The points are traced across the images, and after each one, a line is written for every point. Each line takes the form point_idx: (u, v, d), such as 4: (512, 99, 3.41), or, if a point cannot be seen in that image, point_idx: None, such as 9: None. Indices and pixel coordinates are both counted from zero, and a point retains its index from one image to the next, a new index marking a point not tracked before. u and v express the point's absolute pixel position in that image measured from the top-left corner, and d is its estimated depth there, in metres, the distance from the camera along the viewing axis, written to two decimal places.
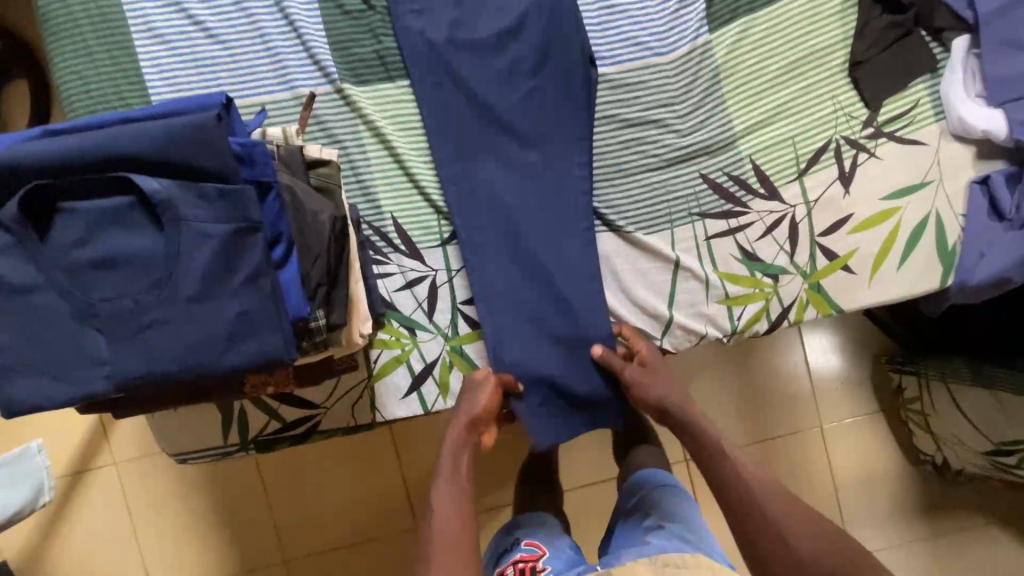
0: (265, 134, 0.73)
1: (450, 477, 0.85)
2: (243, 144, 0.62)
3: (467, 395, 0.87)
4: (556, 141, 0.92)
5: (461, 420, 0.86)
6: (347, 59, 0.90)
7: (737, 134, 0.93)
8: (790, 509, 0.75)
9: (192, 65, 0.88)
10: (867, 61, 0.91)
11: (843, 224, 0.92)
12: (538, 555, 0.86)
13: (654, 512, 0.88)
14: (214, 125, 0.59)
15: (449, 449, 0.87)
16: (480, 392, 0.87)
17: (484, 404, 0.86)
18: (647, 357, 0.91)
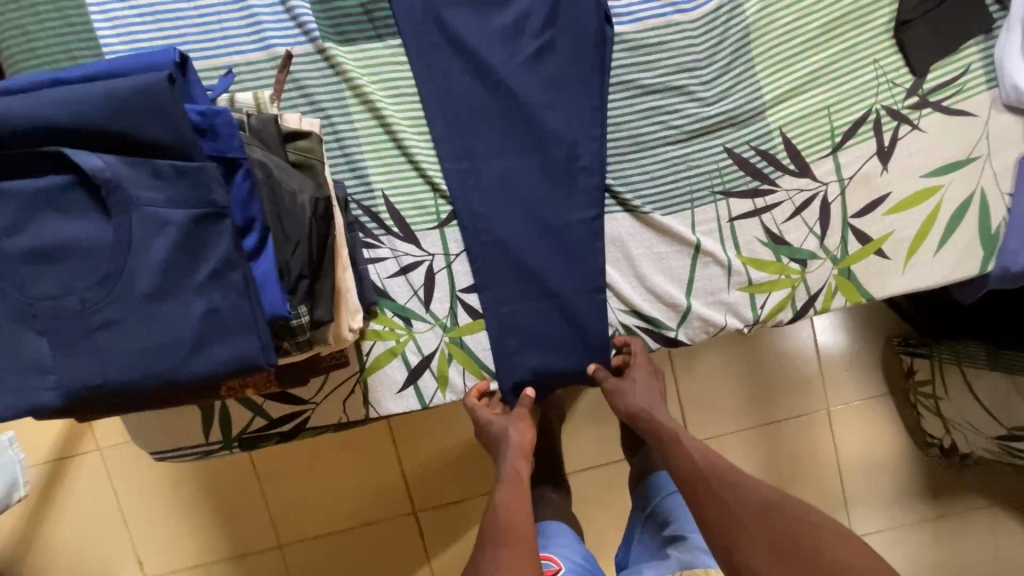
0: (233, 101, 0.64)
1: (511, 484, 0.76)
2: (202, 113, 0.53)
3: (502, 420, 0.84)
4: (565, 110, 0.82)
5: (507, 445, 0.82)
6: (330, 14, 0.80)
7: (767, 103, 0.83)
8: (762, 502, 0.67)
9: (152, 21, 0.78)
10: (916, 20, 0.82)
11: (878, 205, 0.84)
12: (554, 570, 0.81)
13: (673, 520, 0.86)
14: (166, 89, 0.49)
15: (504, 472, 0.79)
16: (526, 423, 0.84)
17: (525, 427, 0.84)
18: (641, 366, 0.87)
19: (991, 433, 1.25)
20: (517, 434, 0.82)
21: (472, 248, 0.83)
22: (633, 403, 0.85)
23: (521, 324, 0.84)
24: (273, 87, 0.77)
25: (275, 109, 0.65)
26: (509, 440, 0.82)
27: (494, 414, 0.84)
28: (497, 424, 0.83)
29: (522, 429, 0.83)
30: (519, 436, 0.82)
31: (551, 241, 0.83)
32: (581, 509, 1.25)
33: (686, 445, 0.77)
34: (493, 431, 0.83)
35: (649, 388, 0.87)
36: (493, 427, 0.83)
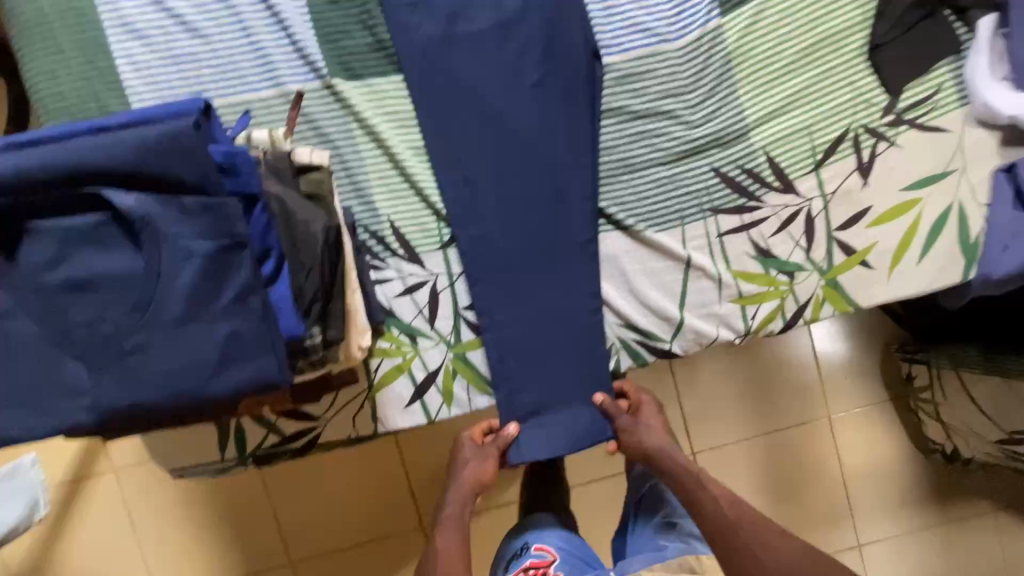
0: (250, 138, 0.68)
1: (450, 528, 0.89)
2: (225, 154, 0.57)
3: (473, 456, 0.91)
4: (558, 137, 0.87)
5: (464, 481, 0.91)
6: (337, 53, 0.85)
7: (751, 124, 0.88)
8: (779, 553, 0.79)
9: (174, 67, 0.85)
10: (887, 44, 0.86)
11: (861, 218, 0.88)
12: (549, 560, 0.90)
13: (664, 509, 0.97)
14: (192, 134, 0.53)
15: (450, 509, 0.91)
16: (483, 459, 0.90)
17: (489, 465, 0.90)
18: (647, 406, 0.95)
19: (991, 436, 1.25)
20: (478, 473, 0.91)
21: (474, 268, 0.88)
22: (649, 444, 0.90)
23: (522, 340, 0.89)
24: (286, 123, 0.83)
25: (288, 144, 0.69)
26: (465, 477, 0.91)
27: (471, 449, 0.92)
28: (467, 456, 0.92)
29: (486, 467, 0.90)
30: (480, 475, 0.91)
31: (548, 260, 0.88)
32: (586, 518, 1.28)
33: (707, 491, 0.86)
34: (458, 462, 0.93)
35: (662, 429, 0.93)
36: (461, 459, 0.93)
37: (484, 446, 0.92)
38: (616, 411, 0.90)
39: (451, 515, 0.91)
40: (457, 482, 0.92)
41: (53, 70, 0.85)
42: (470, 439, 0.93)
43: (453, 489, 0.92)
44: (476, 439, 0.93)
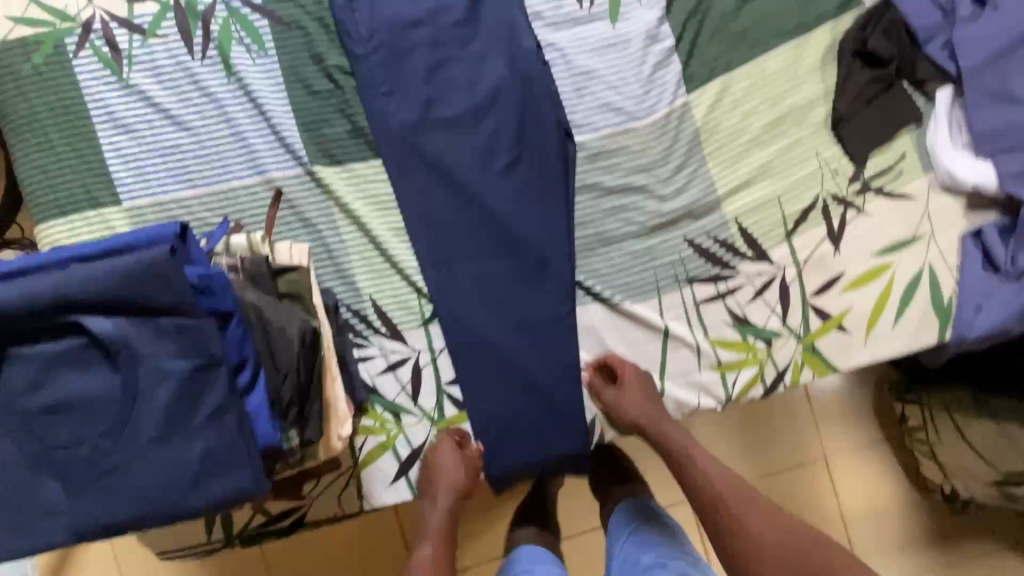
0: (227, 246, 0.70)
1: (429, 541, 0.87)
2: (200, 274, 0.59)
3: (450, 467, 0.86)
4: (534, 213, 0.89)
5: (444, 488, 0.87)
6: (318, 141, 0.88)
7: (722, 196, 0.90)
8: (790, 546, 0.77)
9: (160, 158, 0.88)
10: (850, 116, 0.88)
11: (835, 283, 0.90)
12: None
13: (664, 538, 0.91)
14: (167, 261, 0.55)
15: (431, 513, 0.89)
16: (460, 467, 0.87)
17: (468, 474, 0.87)
18: (630, 380, 0.88)
19: (987, 479, 1.22)
20: (457, 482, 0.87)
21: (454, 344, 0.89)
22: (633, 414, 0.87)
23: (504, 413, 0.90)
24: (266, 222, 0.87)
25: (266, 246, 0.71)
26: (441, 482, 0.86)
27: (448, 462, 0.86)
28: (442, 467, 0.86)
29: (465, 475, 0.87)
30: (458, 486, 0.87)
31: (528, 333, 0.90)
32: None
33: (706, 473, 0.86)
34: (433, 467, 0.87)
35: (652, 402, 0.88)
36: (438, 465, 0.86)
37: (465, 458, 0.88)
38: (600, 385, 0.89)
39: (433, 520, 0.88)
40: (435, 493, 0.87)
41: (44, 164, 0.88)
42: (447, 445, 0.87)
43: (433, 499, 0.88)
44: (451, 448, 0.87)
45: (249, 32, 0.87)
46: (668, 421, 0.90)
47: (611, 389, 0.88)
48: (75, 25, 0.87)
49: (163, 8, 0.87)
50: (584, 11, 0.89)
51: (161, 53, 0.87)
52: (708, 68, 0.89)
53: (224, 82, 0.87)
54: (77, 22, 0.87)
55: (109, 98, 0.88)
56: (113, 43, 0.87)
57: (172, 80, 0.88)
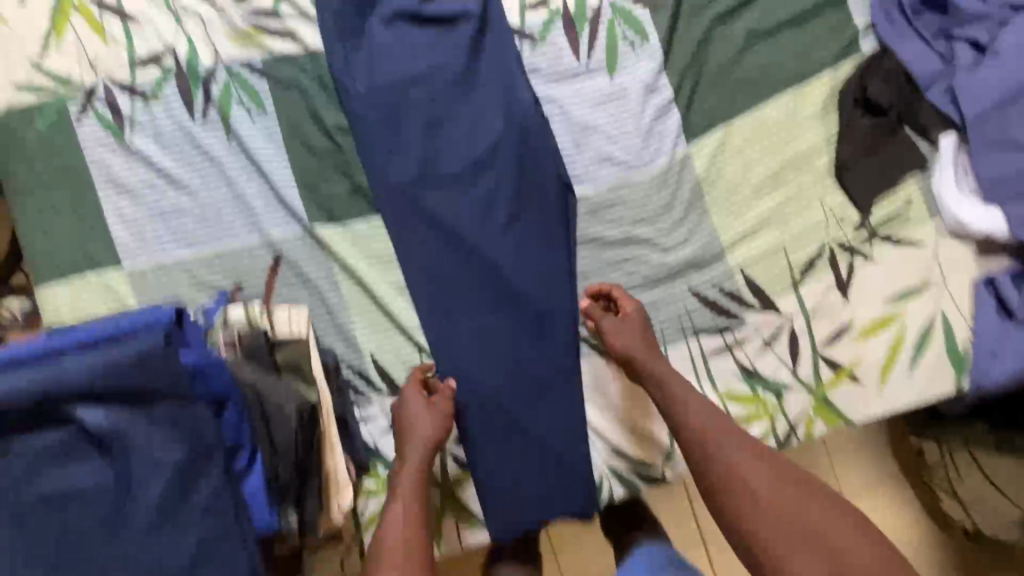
0: (228, 320, 0.75)
1: (401, 501, 0.77)
2: (195, 360, 0.60)
3: (421, 416, 0.82)
4: (535, 267, 0.88)
5: (417, 435, 0.81)
6: (318, 200, 0.88)
7: (726, 246, 0.89)
8: (803, 521, 0.68)
9: (161, 220, 0.88)
10: (854, 164, 0.87)
11: (845, 333, 0.88)
12: None
13: None
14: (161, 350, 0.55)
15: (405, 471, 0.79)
16: (433, 415, 0.82)
17: (441, 421, 0.82)
18: (630, 314, 0.85)
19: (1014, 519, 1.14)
20: (429, 430, 0.81)
21: (456, 402, 0.87)
22: (626, 344, 0.82)
23: (510, 472, 0.87)
24: (265, 285, 0.88)
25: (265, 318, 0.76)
26: (416, 427, 0.81)
27: (416, 408, 0.82)
28: (413, 415, 0.82)
29: (437, 424, 0.81)
30: (428, 435, 0.81)
31: (532, 390, 0.88)
32: None
33: (716, 440, 0.75)
34: (405, 416, 0.82)
35: (646, 336, 0.84)
36: (410, 412, 0.82)
37: (434, 408, 0.83)
38: (596, 313, 0.86)
39: (405, 472, 0.79)
40: (406, 445, 0.81)
41: (44, 227, 0.88)
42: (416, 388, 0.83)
43: (403, 452, 0.81)
44: (420, 395, 0.83)
45: (249, 94, 0.88)
46: (660, 361, 0.83)
47: (612, 319, 0.85)
48: (78, 90, 0.88)
49: (165, 72, 0.88)
50: (581, 64, 0.89)
51: (163, 116, 0.88)
52: (708, 118, 0.89)
53: (224, 143, 0.88)
54: (80, 87, 0.88)
55: (111, 162, 0.88)
56: (116, 108, 0.88)
57: (173, 142, 0.88)
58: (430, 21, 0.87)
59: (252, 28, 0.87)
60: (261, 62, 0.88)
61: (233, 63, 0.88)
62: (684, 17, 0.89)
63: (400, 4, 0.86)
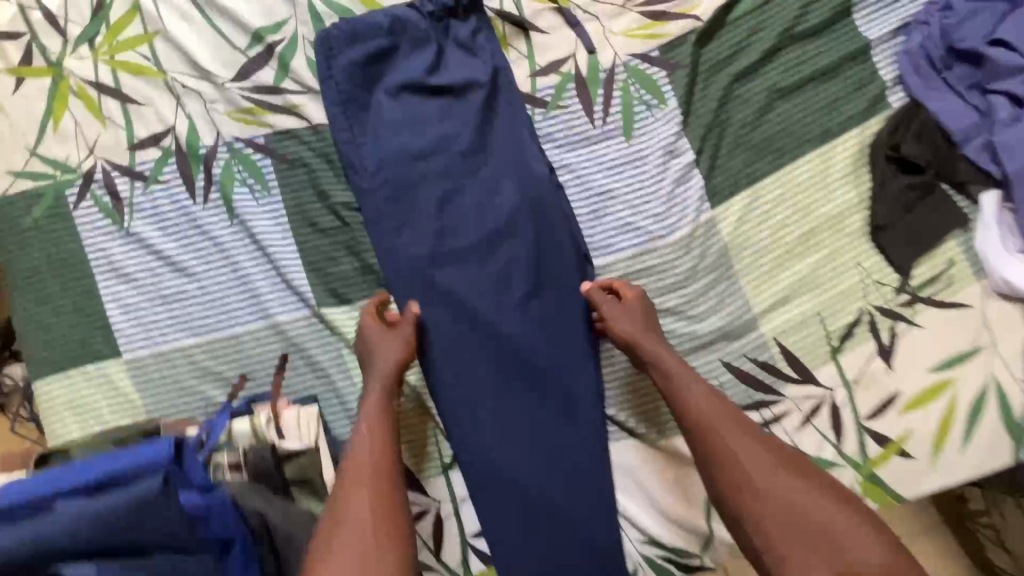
0: (232, 434, 0.75)
1: (365, 439, 0.71)
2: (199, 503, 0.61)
3: (380, 343, 0.78)
4: (556, 344, 0.84)
5: (378, 368, 0.77)
6: (327, 281, 0.84)
7: (757, 314, 0.84)
8: (776, 491, 0.64)
9: (162, 307, 0.84)
10: (889, 225, 0.82)
11: (890, 405, 0.82)
12: None
13: None
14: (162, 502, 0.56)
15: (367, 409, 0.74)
16: (392, 342, 0.78)
17: (401, 347, 0.78)
18: (628, 296, 0.81)
19: None
20: (389, 357, 0.77)
21: (477, 490, 0.82)
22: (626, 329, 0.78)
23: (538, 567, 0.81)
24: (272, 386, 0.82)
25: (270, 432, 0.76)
26: (379, 363, 0.77)
27: (374, 339, 0.78)
28: (374, 347, 0.78)
29: (395, 349, 0.77)
30: (389, 362, 0.77)
31: (558, 476, 0.82)
32: None
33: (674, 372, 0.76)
34: (366, 351, 0.79)
35: (647, 314, 0.81)
36: (368, 345, 0.79)
37: (393, 336, 0.79)
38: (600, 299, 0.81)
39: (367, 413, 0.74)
40: (370, 381, 0.77)
41: (42, 318, 0.84)
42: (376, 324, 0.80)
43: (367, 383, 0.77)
44: (378, 327, 0.79)
45: (252, 173, 0.84)
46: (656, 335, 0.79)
47: (602, 296, 0.81)
48: (76, 176, 0.85)
49: (165, 154, 0.85)
50: (596, 129, 0.85)
51: (163, 199, 0.85)
52: (732, 180, 0.84)
53: (227, 225, 0.84)
54: (78, 172, 0.85)
55: (109, 247, 0.85)
56: (115, 192, 0.85)
57: (173, 225, 0.85)
58: (438, 91, 0.83)
59: (254, 104, 0.84)
60: (264, 139, 0.84)
61: (235, 141, 0.84)
62: (702, 78, 0.85)
63: (406, 75, 0.83)
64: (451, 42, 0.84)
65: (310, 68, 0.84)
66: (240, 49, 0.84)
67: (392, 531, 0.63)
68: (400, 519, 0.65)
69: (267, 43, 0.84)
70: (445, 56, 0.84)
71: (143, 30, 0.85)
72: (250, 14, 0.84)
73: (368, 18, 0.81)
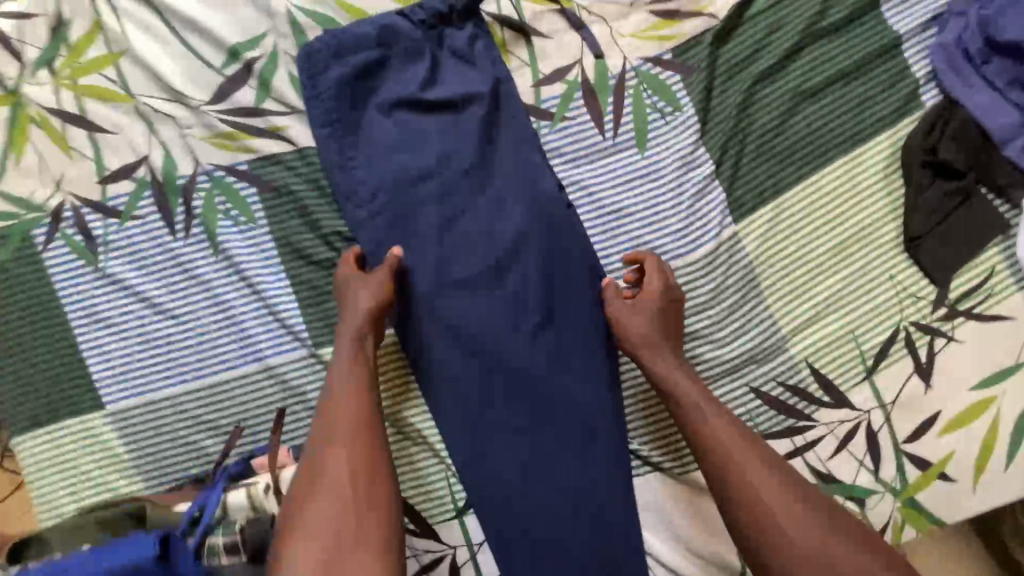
0: (228, 505, 0.74)
1: (341, 397, 0.72)
2: None
3: (355, 286, 0.75)
4: (571, 376, 0.79)
5: (353, 315, 0.74)
6: (324, 317, 0.79)
7: (786, 334, 0.79)
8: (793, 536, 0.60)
9: (146, 352, 0.78)
10: (926, 234, 0.76)
11: (930, 426, 0.77)
12: None
13: None
14: None
15: (341, 362, 0.74)
16: (367, 286, 0.74)
17: (376, 291, 0.74)
18: (644, 294, 0.75)
19: None
20: (363, 305, 0.74)
21: (494, 534, 0.77)
22: (637, 333, 0.74)
23: None
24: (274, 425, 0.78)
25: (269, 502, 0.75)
26: (354, 310, 0.74)
27: (347, 280, 0.75)
28: (347, 288, 0.75)
29: (370, 296, 0.74)
30: (362, 309, 0.74)
31: (579, 516, 0.77)
32: None
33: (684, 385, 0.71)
34: (342, 298, 0.76)
35: (661, 321, 0.74)
36: (343, 290, 0.76)
37: (369, 277, 0.75)
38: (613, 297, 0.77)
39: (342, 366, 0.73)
40: (344, 323, 0.75)
41: (16, 370, 0.78)
42: (350, 270, 0.76)
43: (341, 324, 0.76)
44: (353, 272, 0.76)
45: (235, 203, 0.77)
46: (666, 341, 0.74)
47: (614, 300, 0.77)
48: (44, 214, 0.78)
49: (139, 186, 0.78)
50: (607, 142, 0.79)
51: (140, 235, 0.78)
52: (756, 192, 0.78)
53: (212, 261, 0.78)
54: (46, 210, 0.78)
55: (85, 291, 0.78)
56: (87, 230, 0.78)
57: (153, 263, 0.78)
58: (434, 107, 0.76)
59: (233, 128, 0.76)
60: (247, 166, 0.77)
61: (215, 169, 0.77)
62: (720, 81, 0.79)
63: (399, 91, 0.75)
64: (447, 52, 0.77)
65: (293, 84, 0.76)
66: (215, 68, 0.77)
67: (378, 501, 0.66)
68: (386, 487, 0.68)
69: (245, 61, 0.76)
70: (440, 68, 0.77)
71: (107, 51, 0.77)
72: (224, 29, 0.76)
73: (354, 29, 0.74)
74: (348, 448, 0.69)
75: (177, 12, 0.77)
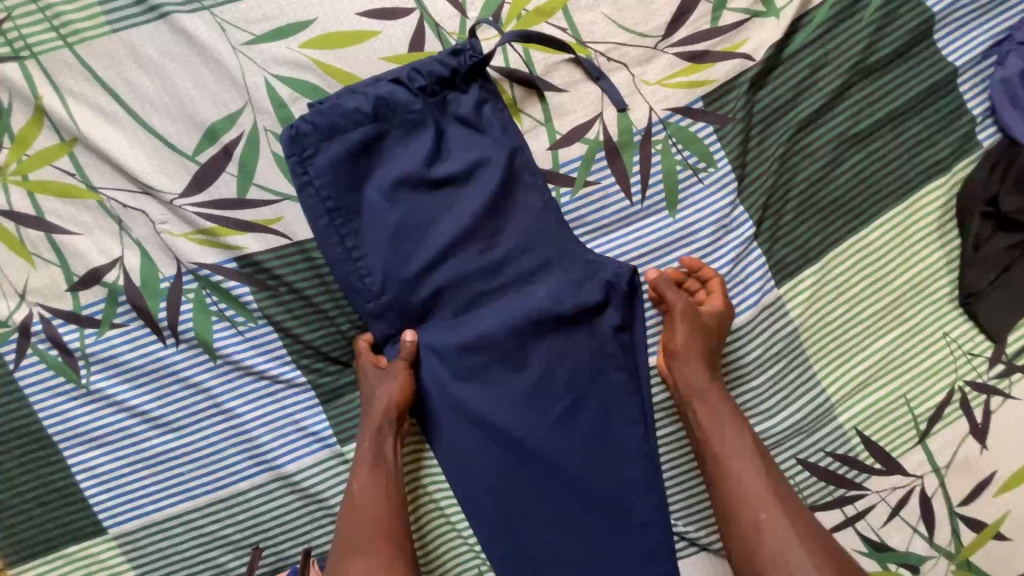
0: None
1: (364, 495, 0.66)
2: None
3: (373, 380, 0.68)
4: (607, 463, 0.72)
5: (372, 411, 0.68)
6: (339, 415, 0.73)
7: (835, 403, 0.73)
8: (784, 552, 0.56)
9: (146, 469, 0.72)
10: (983, 291, 0.72)
11: (985, 487, 0.73)
12: None
13: None
14: None
15: (363, 459, 0.67)
16: (385, 380, 0.68)
17: (394, 386, 0.68)
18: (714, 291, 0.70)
19: None
20: (381, 402, 0.67)
21: None
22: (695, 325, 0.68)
23: None
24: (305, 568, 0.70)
25: None
26: (373, 405, 0.68)
27: (367, 369, 0.69)
28: (366, 383, 0.69)
29: (388, 392, 0.67)
30: (381, 406, 0.67)
31: None
32: None
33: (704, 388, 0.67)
34: (363, 391, 0.70)
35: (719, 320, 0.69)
36: (364, 384, 0.70)
37: (388, 365, 0.69)
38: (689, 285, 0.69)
39: (365, 467, 0.67)
40: (364, 417, 0.69)
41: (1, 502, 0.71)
42: (369, 362, 0.70)
43: (362, 418, 0.69)
44: (372, 366, 0.69)
45: (228, 303, 0.70)
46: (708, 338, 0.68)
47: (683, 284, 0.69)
48: (9, 329, 0.69)
49: (114, 292, 0.69)
50: (635, 206, 0.71)
51: (125, 344, 0.70)
52: (802, 250, 0.72)
53: (208, 366, 0.71)
54: (11, 324, 0.69)
55: (68, 410, 0.70)
56: (62, 344, 0.70)
57: (143, 373, 0.71)
58: (440, 183, 0.68)
59: (215, 222, 0.68)
60: (236, 263, 0.69)
61: (199, 268, 0.69)
62: (759, 128, 0.71)
63: (400, 168, 0.66)
64: (452, 119, 0.68)
65: (278, 165, 0.68)
66: (187, 153, 0.67)
67: None
68: None
69: (223, 144, 0.67)
70: (445, 138, 0.68)
71: (58, 140, 0.67)
72: (193, 107, 0.66)
73: (345, 103, 0.65)
74: (373, 551, 0.62)
75: (136, 91, 0.66)
